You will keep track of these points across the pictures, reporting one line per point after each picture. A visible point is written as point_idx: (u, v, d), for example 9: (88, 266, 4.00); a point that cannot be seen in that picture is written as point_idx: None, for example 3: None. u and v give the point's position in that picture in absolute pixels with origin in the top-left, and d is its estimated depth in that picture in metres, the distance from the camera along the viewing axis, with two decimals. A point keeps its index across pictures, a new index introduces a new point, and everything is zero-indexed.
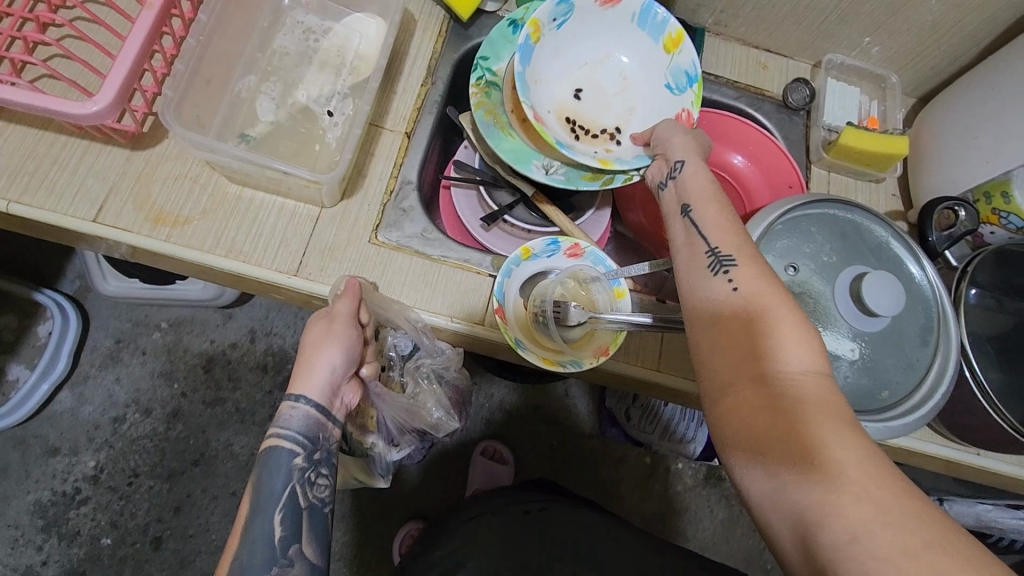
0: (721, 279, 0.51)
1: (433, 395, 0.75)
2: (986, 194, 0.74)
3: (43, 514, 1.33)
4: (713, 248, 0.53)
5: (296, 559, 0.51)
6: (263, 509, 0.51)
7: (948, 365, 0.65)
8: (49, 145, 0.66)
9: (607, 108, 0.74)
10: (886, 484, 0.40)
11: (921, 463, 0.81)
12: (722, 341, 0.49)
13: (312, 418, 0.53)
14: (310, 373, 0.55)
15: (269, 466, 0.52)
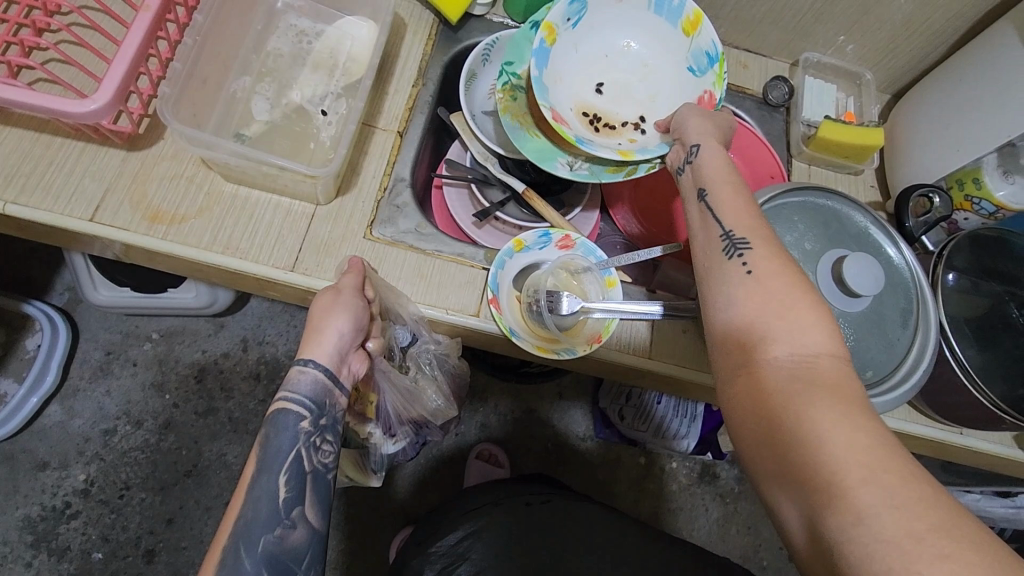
0: (735, 262, 0.53)
1: (432, 385, 0.77)
2: (958, 181, 0.78)
3: (33, 530, 1.31)
4: (728, 232, 0.54)
5: (298, 522, 0.51)
6: (269, 467, 0.51)
7: (927, 344, 0.67)
8: (46, 147, 0.66)
9: (631, 99, 0.75)
10: (894, 469, 0.41)
11: (908, 446, 0.83)
12: (722, 333, 0.52)
13: (321, 383, 0.54)
14: (318, 339, 0.55)
15: (277, 427, 0.52)
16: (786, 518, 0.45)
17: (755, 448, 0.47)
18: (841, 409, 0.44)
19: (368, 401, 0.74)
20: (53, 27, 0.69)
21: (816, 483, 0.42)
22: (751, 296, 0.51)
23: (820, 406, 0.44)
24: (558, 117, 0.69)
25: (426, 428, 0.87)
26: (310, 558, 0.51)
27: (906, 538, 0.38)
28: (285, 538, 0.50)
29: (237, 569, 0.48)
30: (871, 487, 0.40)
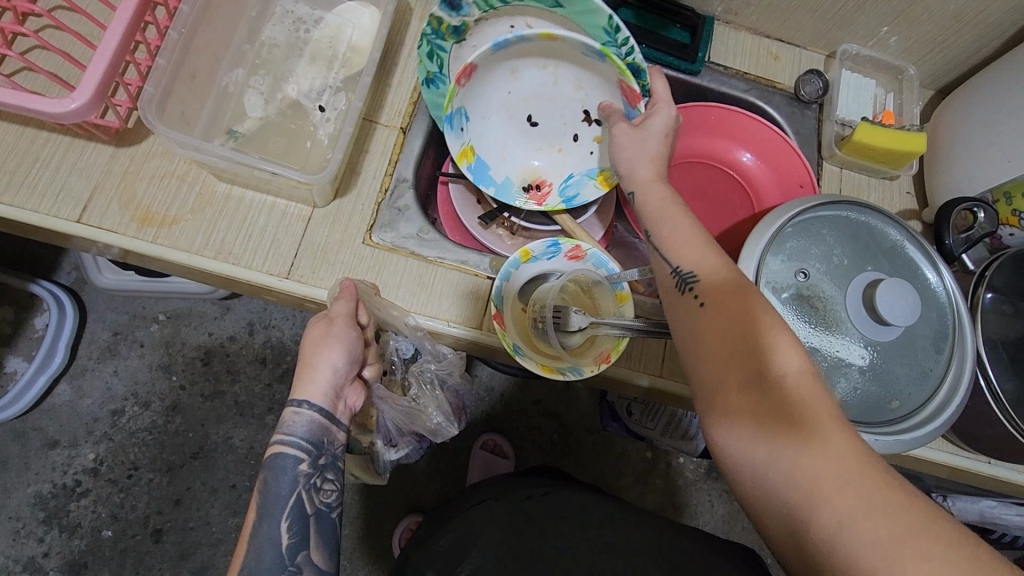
0: (688, 298, 0.51)
1: (434, 403, 0.75)
2: (1006, 194, 0.71)
3: (44, 506, 1.33)
4: (676, 268, 0.53)
5: (303, 566, 0.52)
6: (268, 513, 0.52)
7: (960, 378, 0.62)
8: (31, 142, 0.63)
9: (561, 105, 0.76)
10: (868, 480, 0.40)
11: (929, 471, 0.79)
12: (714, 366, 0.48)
13: (317, 423, 0.54)
14: (313, 375, 0.54)
15: (275, 472, 0.52)
16: (778, 544, 0.44)
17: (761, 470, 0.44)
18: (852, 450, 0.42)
19: (369, 414, 0.73)
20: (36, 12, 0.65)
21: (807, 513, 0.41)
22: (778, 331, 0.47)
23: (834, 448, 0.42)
24: (538, 195, 0.75)
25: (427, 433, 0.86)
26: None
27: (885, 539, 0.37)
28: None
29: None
30: (853, 511, 0.39)
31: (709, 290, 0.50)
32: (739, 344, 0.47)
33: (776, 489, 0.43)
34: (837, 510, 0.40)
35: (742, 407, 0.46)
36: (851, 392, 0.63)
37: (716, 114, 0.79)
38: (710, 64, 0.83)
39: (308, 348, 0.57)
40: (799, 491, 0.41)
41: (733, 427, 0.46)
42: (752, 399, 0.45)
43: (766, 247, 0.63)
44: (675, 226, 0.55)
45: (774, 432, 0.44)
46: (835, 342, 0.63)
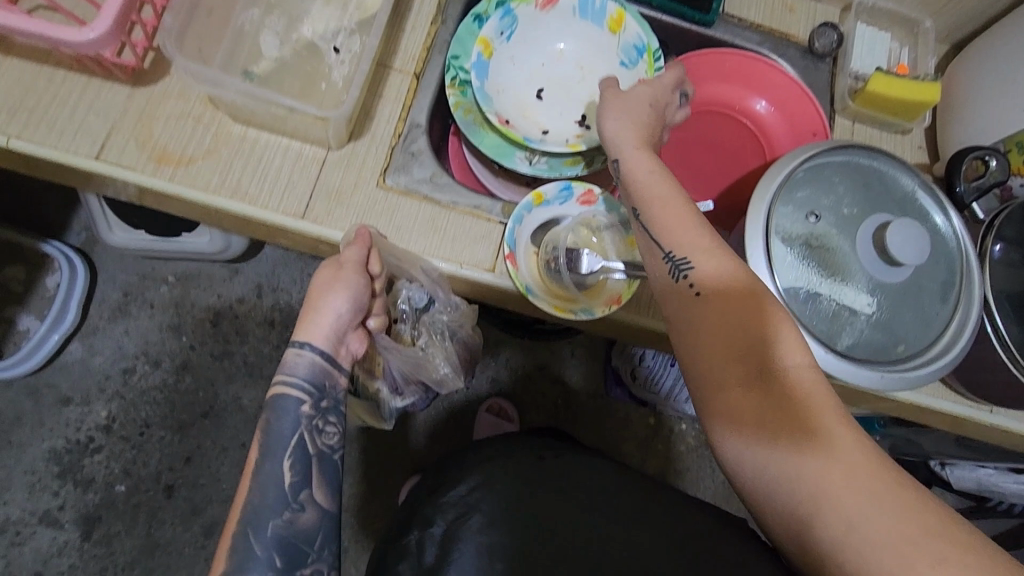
0: (682, 285, 0.52)
1: (440, 353, 0.77)
2: (1019, 145, 0.70)
3: (59, 461, 1.36)
4: (668, 253, 0.53)
5: (307, 504, 0.53)
6: (272, 452, 0.53)
7: (965, 323, 0.63)
8: (47, 80, 0.63)
9: (571, 101, 0.75)
10: (873, 473, 0.44)
11: (928, 423, 0.80)
12: (717, 357, 0.50)
13: (318, 365, 0.55)
14: (316, 318, 0.56)
15: (278, 412, 0.54)
16: (780, 533, 0.47)
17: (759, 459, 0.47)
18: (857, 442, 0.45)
19: (376, 361, 0.75)
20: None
21: (814, 504, 0.44)
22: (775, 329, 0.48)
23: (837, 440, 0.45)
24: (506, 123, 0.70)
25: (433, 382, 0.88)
26: (320, 536, 0.53)
27: (894, 540, 0.41)
28: (295, 522, 0.52)
29: (249, 554, 0.50)
30: (862, 503, 0.43)
31: (703, 279, 0.51)
32: (739, 344, 0.49)
33: (783, 479, 0.46)
34: (840, 502, 0.43)
35: (740, 400, 0.48)
36: (856, 336, 0.64)
37: (733, 60, 0.77)
38: (724, 16, 0.82)
39: (314, 291, 0.58)
40: (808, 487, 0.45)
41: (737, 420, 0.48)
42: (752, 393, 0.48)
43: (778, 189, 0.64)
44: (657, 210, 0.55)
45: (778, 432, 0.46)
46: (841, 285, 0.64)
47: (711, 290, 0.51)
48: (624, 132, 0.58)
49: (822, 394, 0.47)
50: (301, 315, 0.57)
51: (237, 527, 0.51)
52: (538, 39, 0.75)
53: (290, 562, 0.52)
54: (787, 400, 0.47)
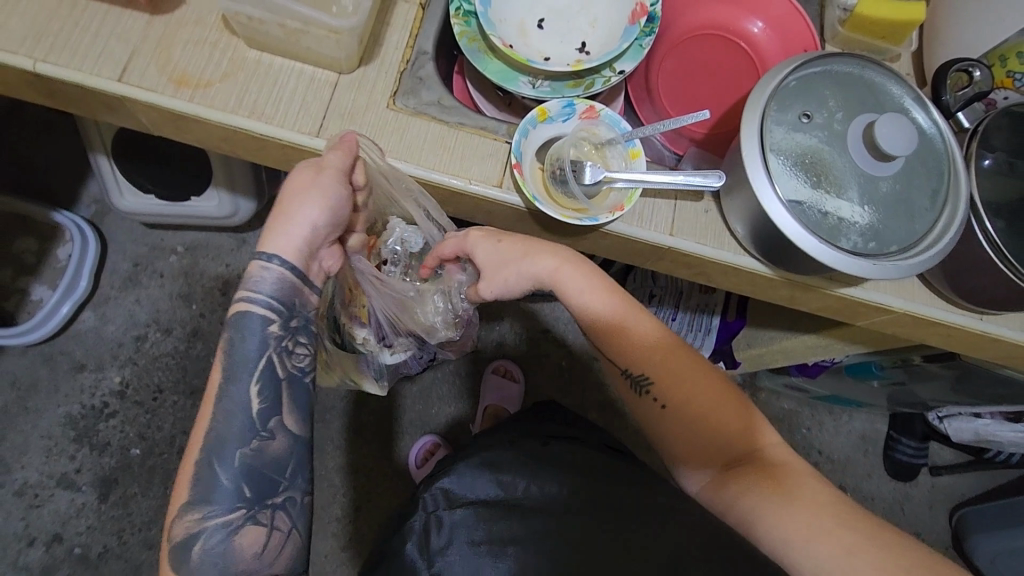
0: (647, 398, 0.66)
1: (422, 305, 0.83)
2: (1000, 57, 0.75)
3: (74, 426, 1.38)
4: (626, 371, 0.67)
5: (276, 431, 0.56)
6: (237, 376, 0.55)
7: (954, 216, 0.66)
8: (70, 9, 0.66)
9: (571, 28, 0.77)
10: (839, 514, 0.54)
11: (923, 338, 0.82)
12: (691, 437, 0.63)
13: (286, 281, 0.57)
14: (288, 224, 0.58)
15: (242, 333, 0.56)
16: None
17: (747, 506, 0.57)
18: (819, 501, 0.55)
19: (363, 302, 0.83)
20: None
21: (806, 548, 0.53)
22: (728, 414, 0.63)
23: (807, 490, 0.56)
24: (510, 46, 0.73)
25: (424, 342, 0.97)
26: (288, 464, 0.56)
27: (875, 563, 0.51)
28: (264, 450, 0.55)
29: (216, 482, 0.53)
30: (842, 539, 0.52)
31: (663, 392, 0.65)
32: (705, 429, 0.63)
33: (773, 527, 0.55)
34: (822, 539, 0.53)
35: (720, 473, 0.61)
36: (852, 240, 0.67)
37: None
38: None
39: (286, 195, 0.59)
40: (796, 531, 0.54)
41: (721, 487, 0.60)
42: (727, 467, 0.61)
43: (767, 96, 0.67)
44: (612, 338, 0.68)
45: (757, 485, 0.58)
46: (832, 189, 0.67)
47: (672, 399, 0.65)
48: (541, 262, 0.69)
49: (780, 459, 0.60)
50: (270, 219, 0.59)
51: (202, 457, 0.53)
52: None
53: (260, 491, 0.54)
54: (755, 463, 0.60)
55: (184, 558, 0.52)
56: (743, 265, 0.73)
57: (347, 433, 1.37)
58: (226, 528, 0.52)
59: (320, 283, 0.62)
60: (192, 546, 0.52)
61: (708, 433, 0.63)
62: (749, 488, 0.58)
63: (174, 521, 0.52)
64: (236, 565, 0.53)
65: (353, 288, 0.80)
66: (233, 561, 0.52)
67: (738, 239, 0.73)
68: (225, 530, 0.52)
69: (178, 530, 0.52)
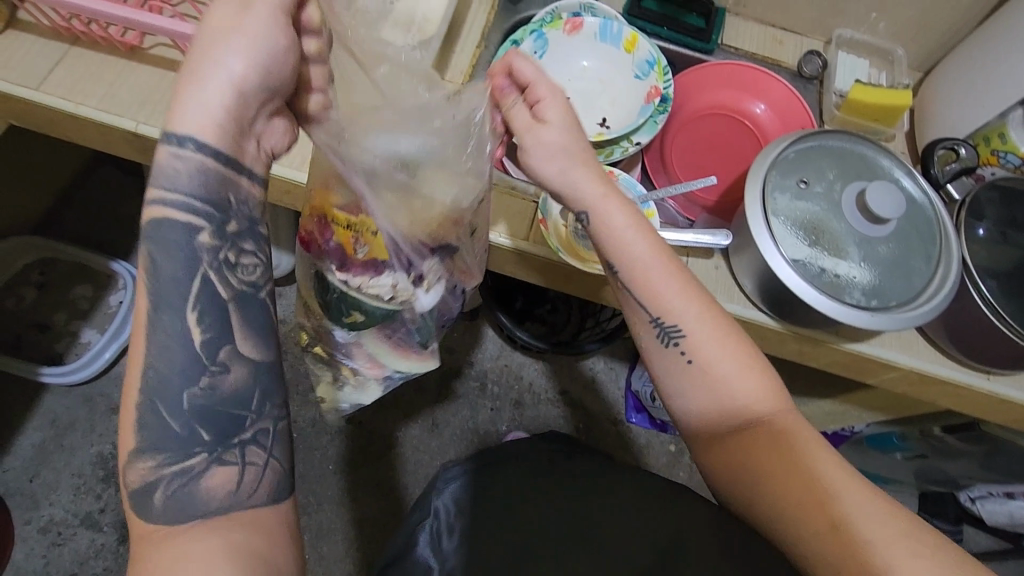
0: (674, 350, 0.64)
1: (442, 169, 0.62)
2: (985, 138, 0.82)
3: (104, 466, 1.42)
4: (657, 319, 0.65)
5: (229, 364, 0.52)
6: (167, 304, 0.50)
7: (948, 275, 0.72)
8: (169, 82, 0.78)
9: (594, 106, 0.87)
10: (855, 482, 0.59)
11: (936, 398, 0.85)
12: (710, 403, 0.64)
13: (207, 170, 0.51)
14: (205, 76, 0.50)
15: (166, 243, 0.50)
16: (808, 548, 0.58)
17: (774, 489, 0.61)
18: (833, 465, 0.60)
19: (368, 230, 0.62)
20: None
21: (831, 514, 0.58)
22: (749, 381, 0.64)
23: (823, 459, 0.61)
24: None
25: (460, 271, 0.71)
26: (249, 394, 0.53)
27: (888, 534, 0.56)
28: (216, 387, 0.51)
29: (167, 429, 0.50)
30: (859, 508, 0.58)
31: (691, 346, 0.64)
32: (729, 401, 0.64)
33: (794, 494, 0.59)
34: (840, 502, 0.58)
35: (745, 443, 0.63)
36: (855, 297, 0.72)
37: (729, 71, 0.91)
38: (723, 46, 0.97)
39: (199, 50, 0.51)
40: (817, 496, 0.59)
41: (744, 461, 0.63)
42: (748, 435, 0.63)
43: (768, 166, 0.75)
44: (643, 276, 0.65)
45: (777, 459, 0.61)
46: (834, 249, 0.73)
47: (699, 353, 0.64)
48: (579, 179, 0.65)
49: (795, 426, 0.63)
50: (179, 84, 0.51)
51: (143, 402, 0.50)
52: (565, 57, 0.89)
53: (220, 433, 0.52)
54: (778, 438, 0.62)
55: (147, 503, 0.50)
56: (751, 317, 0.78)
57: (366, 485, 1.38)
58: (187, 475, 0.50)
59: (259, 168, 0.56)
60: (153, 494, 0.50)
61: (730, 403, 0.64)
62: (769, 460, 0.61)
63: (127, 468, 0.50)
64: (206, 509, 0.50)
65: (349, 223, 0.63)
66: (202, 506, 0.50)
67: (747, 295, 0.79)
68: (186, 475, 0.50)
69: (132, 477, 0.50)
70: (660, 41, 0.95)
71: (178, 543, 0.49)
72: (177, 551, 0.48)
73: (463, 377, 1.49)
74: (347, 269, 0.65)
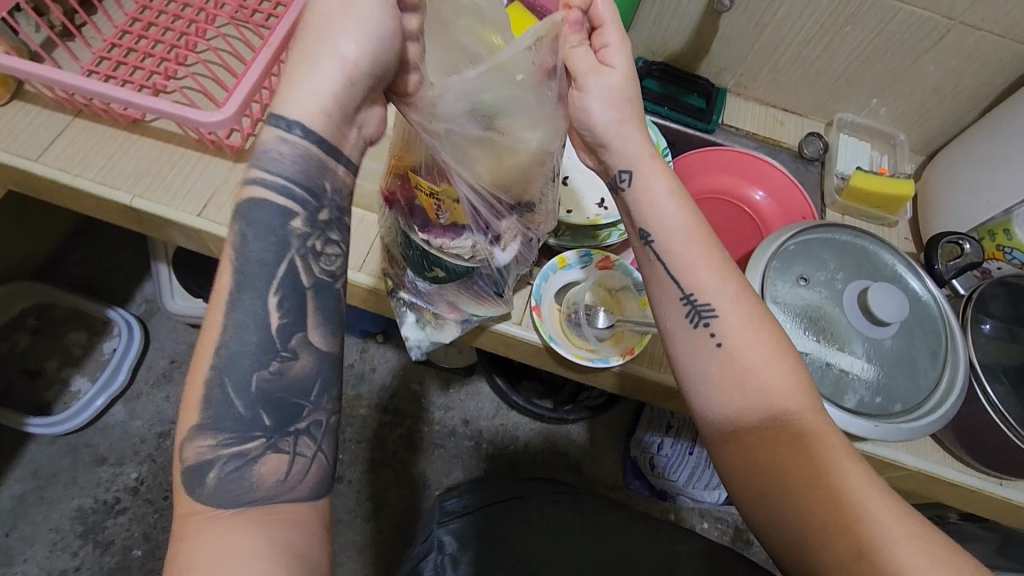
0: (703, 331, 0.60)
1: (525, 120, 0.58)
2: (989, 233, 0.81)
3: (83, 520, 1.38)
4: (688, 296, 0.61)
5: (300, 351, 0.49)
6: (250, 285, 0.47)
7: (954, 381, 0.70)
8: (169, 155, 0.79)
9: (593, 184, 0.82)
10: (892, 506, 0.53)
11: (945, 498, 0.81)
12: (729, 396, 0.58)
13: (305, 158, 0.48)
14: (309, 62, 0.46)
15: (259, 227, 0.47)
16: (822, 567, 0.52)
17: (797, 493, 0.54)
18: (870, 482, 0.54)
19: (451, 199, 0.63)
20: (201, 49, 0.84)
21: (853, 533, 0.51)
22: (780, 368, 0.58)
23: (852, 466, 0.55)
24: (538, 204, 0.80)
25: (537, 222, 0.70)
26: (311, 384, 0.50)
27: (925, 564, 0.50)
28: (285, 372, 0.48)
29: (230, 408, 0.46)
30: (893, 531, 0.51)
31: (723, 329, 0.59)
32: (757, 394, 0.57)
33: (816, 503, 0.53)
34: (869, 521, 0.52)
35: (763, 439, 0.57)
36: (856, 399, 0.70)
37: (729, 156, 0.91)
38: (724, 125, 0.98)
39: (311, 31, 0.47)
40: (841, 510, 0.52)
41: (753, 464, 0.57)
42: (769, 431, 0.56)
43: (769, 260, 0.73)
44: (677, 243, 0.61)
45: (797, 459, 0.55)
46: (838, 347, 0.71)
47: (730, 338, 0.59)
48: (623, 135, 0.62)
49: (825, 428, 0.56)
50: (287, 66, 0.47)
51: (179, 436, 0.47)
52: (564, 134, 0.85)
53: (281, 418, 0.48)
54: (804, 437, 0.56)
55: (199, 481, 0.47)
56: None
57: (352, 550, 1.33)
58: (244, 458, 0.47)
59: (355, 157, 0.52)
60: (206, 473, 0.46)
61: (753, 396, 0.57)
62: (789, 458, 0.55)
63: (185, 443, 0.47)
64: (252, 497, 0.47)
65: (432, 190, 0.62)
66: (252, 492, 0.47)
67: None
68: (242, 458, 0.47)
69: (189, 454, 0.46)
70: (661, 119, 0.95)
71: (218, 535, 0.45)
72: (210, 538, 0.45)
73: (457, 435, 1.45)
74: (429, 228, 0.67)
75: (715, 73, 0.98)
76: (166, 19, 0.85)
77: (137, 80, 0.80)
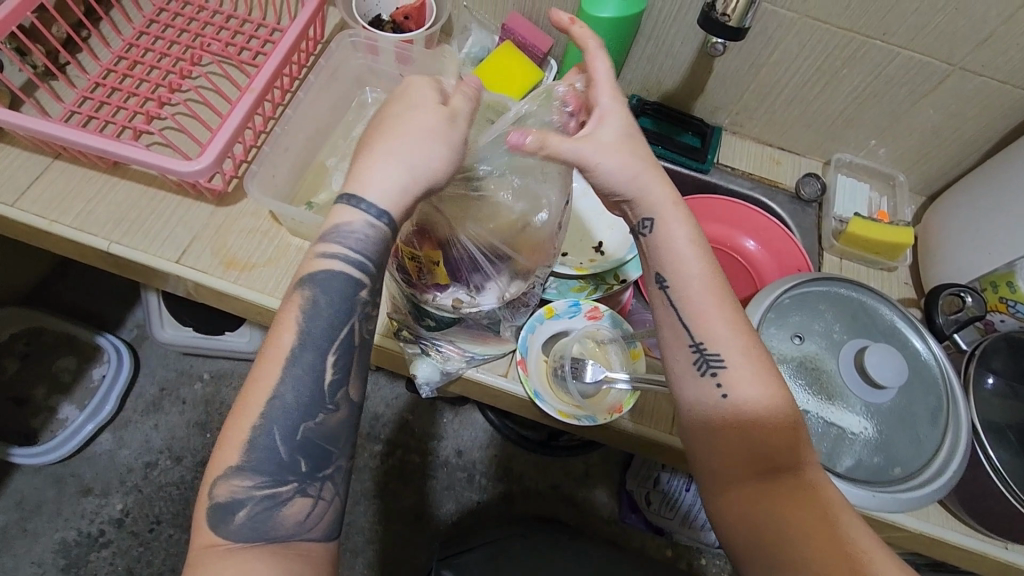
0: (710, 382, 0.57)
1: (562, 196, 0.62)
2: (992, 283, 0.79)
3: (66, 554, 1.36)
4: (698, 344, 0.58)
5: (342, 404, 0.51)
6: (313, 343, 0.50)
7: (956, 446, 0.66)
8: (149, 199, 0.77)
9: (591, 229, 0.83)
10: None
11: (948, 560, 0.77)
12: (721, 448, 0.56)
13: (381, 240, 0.52)
14: (401, 158, 0.51)
15: (327, 292, 0.50)
16: None
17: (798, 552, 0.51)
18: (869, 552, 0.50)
19: (433, 260, 0.62)
20: (184, 88, 0.83)
21: None
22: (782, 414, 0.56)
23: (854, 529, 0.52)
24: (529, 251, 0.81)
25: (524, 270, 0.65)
26: (346, 433, 0.51)
27: None
28: (326, 422, 0.50)
29: (277, 452, 0.49)
30: None
31: (731, 381, 0.57)
32: (760, 446, 0.55)
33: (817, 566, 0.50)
34: None
35: (760, 493, 0.53)
36: (849, 464, 0.68)
37: (720, 205, 0.91)
38: (719, 165, 0.96)
39: (405, 125, 0.52)
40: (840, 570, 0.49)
41: (752, 521, 0.53)
42: (767, 483, 0.54)
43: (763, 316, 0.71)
44: (695, 289, 0.58)
45: (796, 515, 0.52)
46: (832, 409, 0.69)
47: (736, 388, 0.56)
48: (643, 182, 0.58)
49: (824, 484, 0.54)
50: (372, 153, 0.52)
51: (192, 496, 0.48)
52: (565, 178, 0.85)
53: (314, 465, 0.50)
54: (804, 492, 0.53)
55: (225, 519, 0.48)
56: None
57: None
58: (275, 500, 0.48)
59: None
60: (236, 511, 0.48)
61: (756, 446, 0.55)
62: (788, 512, 0.52)
63: (222, 479, 0.48)
64: (270, 535, 0.48)
65: (414, 253, 0.62)
66: (269, 534, 0.48)
67: None
68: (272, 500, 0.48)
69: (222, 491, 0.48)
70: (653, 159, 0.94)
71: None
72: None
73: (449, 468, 1.42)
74: (416, 286, 0.65)
75: (710, 112, 0.96)
76: (152, 57, 0.84)
77: (117, 121, 0.78)
